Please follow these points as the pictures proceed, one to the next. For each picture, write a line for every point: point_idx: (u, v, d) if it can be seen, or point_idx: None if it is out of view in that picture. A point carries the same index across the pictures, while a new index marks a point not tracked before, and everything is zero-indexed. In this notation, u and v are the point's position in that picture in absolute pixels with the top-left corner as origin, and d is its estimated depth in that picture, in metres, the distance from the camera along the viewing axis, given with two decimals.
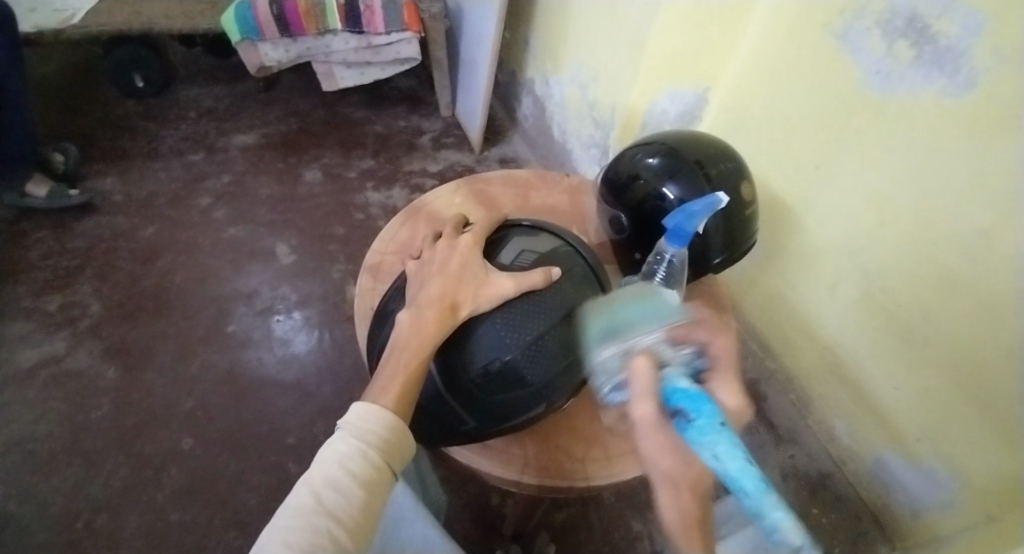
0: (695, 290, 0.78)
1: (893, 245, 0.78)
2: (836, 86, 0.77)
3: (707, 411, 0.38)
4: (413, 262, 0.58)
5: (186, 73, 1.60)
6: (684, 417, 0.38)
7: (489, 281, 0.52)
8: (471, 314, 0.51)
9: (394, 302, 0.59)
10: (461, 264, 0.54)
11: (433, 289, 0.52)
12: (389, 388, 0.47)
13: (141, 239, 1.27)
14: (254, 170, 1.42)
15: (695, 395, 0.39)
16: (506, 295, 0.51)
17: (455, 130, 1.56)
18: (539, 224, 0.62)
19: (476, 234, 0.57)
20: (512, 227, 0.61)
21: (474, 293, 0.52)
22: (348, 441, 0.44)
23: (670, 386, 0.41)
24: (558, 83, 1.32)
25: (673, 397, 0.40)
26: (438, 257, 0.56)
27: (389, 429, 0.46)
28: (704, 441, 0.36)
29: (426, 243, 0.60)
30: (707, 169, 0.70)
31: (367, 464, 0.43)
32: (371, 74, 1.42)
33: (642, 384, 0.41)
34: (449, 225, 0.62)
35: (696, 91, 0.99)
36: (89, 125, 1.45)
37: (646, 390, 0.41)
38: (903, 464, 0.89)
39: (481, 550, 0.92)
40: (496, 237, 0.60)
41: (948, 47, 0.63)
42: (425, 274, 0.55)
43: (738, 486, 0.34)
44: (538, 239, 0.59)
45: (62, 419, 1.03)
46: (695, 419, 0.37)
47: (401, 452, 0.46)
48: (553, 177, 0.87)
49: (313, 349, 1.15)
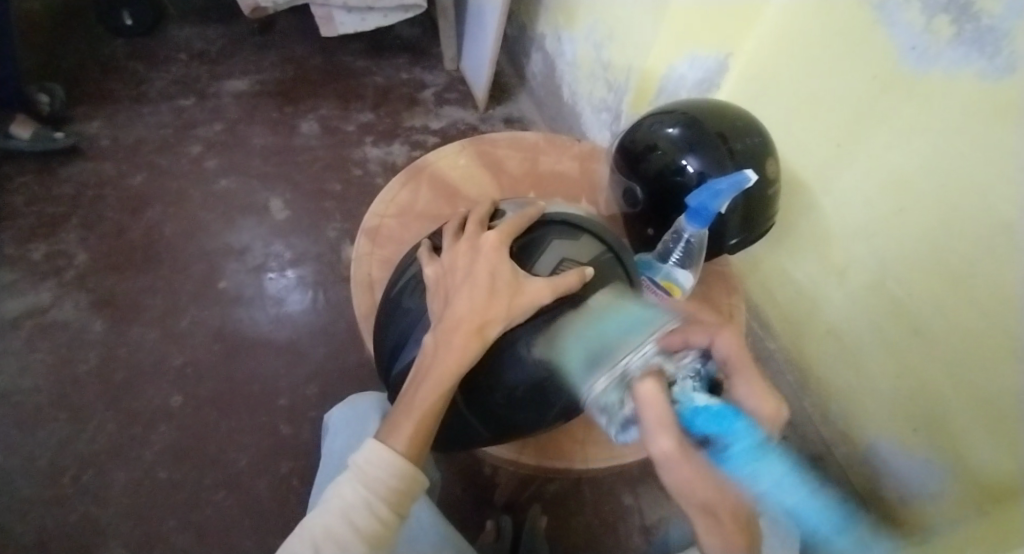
0: (708, 270, 0.74)
1: (909, 231, 0.75)
2: (868, 60, 0.72)
3: (740, 432, 0.42)
4: (431, 265, 0.51)
5: (177, 12, 1.50)
6: (718, 445, 0.42)
7: (523, 289, 0.47)
8: (503, 330, 0.47)
9: (411, 298, 0.54)
10: (489, 274, 0.47)
11: (461, 308, 0.46)
12: (401, 429, 0.45)
13: (129, 187, 1.22)
14: (248, 118, 1.35)
15: (722, 411, 0.42)
16: (543, 303, 0.46)
17: (459, 86, 1.48)
18: (577, 220, 0.54)
19: (501, 232, 0.50)
20: (546, 224, 0.54)
21: (505, 309, 0.46)
22: (354, 488, 0.43)
23: (687, 406, 0.42)
24: (571, 40, 1.25)
25: (697, 418, 0.42)
26: (463, 263, 0.49)
27: (400, 478, 0.44)
28: (748, 471, 0.42)
29: (447, 238, 0.54)
30: (730, 143, 0.66)
31: (373, 519, 0.42)
32: (373, 20, 1.34)
33: (659, 415, 0.41)
34: (473, 215, 0.55)
35: (717, 57, 0.92)
36: (74, 64, 1.37)
37: (662, 418, 0.40)
38: (896, 450, 0.89)
39: (471, 517, 0.93)
40: (529, 236, 0.53)
41: (990, 28, 0.57)
42: (449, 286, 0.49)
43: (772, 486, 0.44)
44: (578, 244, 0.52)
45: (48, 371, 1.00)
46: (732, 445, 0.42)
47: (410, 497, 0.45)
48: (562, 140, 0.82)
49: (307, 309, 1.12)
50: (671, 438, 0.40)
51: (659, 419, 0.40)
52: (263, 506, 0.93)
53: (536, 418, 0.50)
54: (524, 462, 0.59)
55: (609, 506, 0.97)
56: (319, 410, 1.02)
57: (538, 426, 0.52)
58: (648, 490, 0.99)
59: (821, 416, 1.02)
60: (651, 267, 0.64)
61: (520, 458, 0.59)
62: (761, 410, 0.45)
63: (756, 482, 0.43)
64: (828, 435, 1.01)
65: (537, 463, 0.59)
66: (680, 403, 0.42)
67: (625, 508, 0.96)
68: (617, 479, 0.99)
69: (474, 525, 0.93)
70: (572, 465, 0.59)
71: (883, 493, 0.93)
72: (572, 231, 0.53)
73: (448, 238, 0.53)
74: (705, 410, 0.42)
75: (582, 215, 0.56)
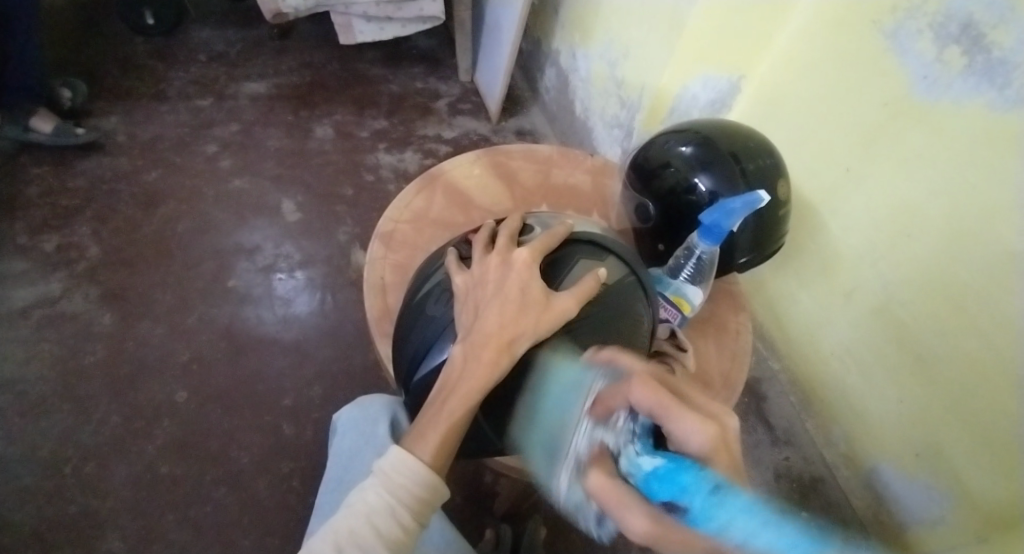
0: (716, 287, 0.75)
1: (916, 256, 0.76)
2: (879, 87, 0.73)
3: (692, 485, 0.32)
4: (461, 275, 0.52)
5: (198, 14, 1.53)
6: (682, 508, 0.33)
7: (552, 305, 0.48)
8: (530, 346, 0.48)
9: (434, 305, 0.54)
10: (520, 289, 0.48)
11: (491, 322, 0.47)
12: (428, 437, 0.45)
13: (143, 183, 1.23)
14: (263, 120, 1.37)
15: (670, 467, 0.34)
16: (570, 316, 0.48)
17: (473, 97, 1.50)
18: (603, 242, 0.56)
19: (533, 250, 0.51)
20: (574, 243, 0.55)
21: (534, 324, 0.47)
22: (378, 493, 0.44)
23: (640, 474, 0.35)
24: (586, 57, 1.27)
25: (651, 484, 0.34)
26: (493, 277, 0.50)
27: (423, 487, 0.44)
28: (720, 524, 0.30)
29: (477, 249, 0.54)
30: (743, 163, 0.67)
31: (396, 525, 0.43)
32: (391, 29, 1.36)
33: (616, 496, 0.34)
34: (505, 229, 0.56)
35: (730, 78, 0.93)
36: (95, 61, 1.39)
37: (623, 500, 0.34)
38: (898, 475, 0.88)
39: (470, 525, 0.93)
40: (557, 255, 0.54)
41: (1001, 60, 0.59)
42: (478, 299, 0.50)
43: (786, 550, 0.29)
44: (604, 265, 0.53)
45: (54, 362, 1.01)
46: (692, 504, 0.32)
47: (431, 507, 0.45)
48: (576, 155, 0.84)
49: (314, 310, 1.12)
50: (641, 514, 0.33)
51: (614, 502, 0.34)
52: (263, 504, 0.93)
53: None
54: (529, 471, 0.59)
55: None
56: (322, 411, 1.02)
57: None
58: None
59: (824, 439, 1.02)
60: (661, 282, 0.64)
61: (526, 466, 0.59)
62: (699, 441, 0.33)
63: (739, 538, 0.30)
64: (831, 458, 1.01)
65: None
66: (636, 474, 0.35)
67: None
68: None
69: (473, 533, 0.92)
70: None
71: (883, 518, 0.93)
72: (600, 254, 0.54)
73: (478, 249, 0.54)
74: (660, 475, 0.34)
75: (607, 236, 0.57)
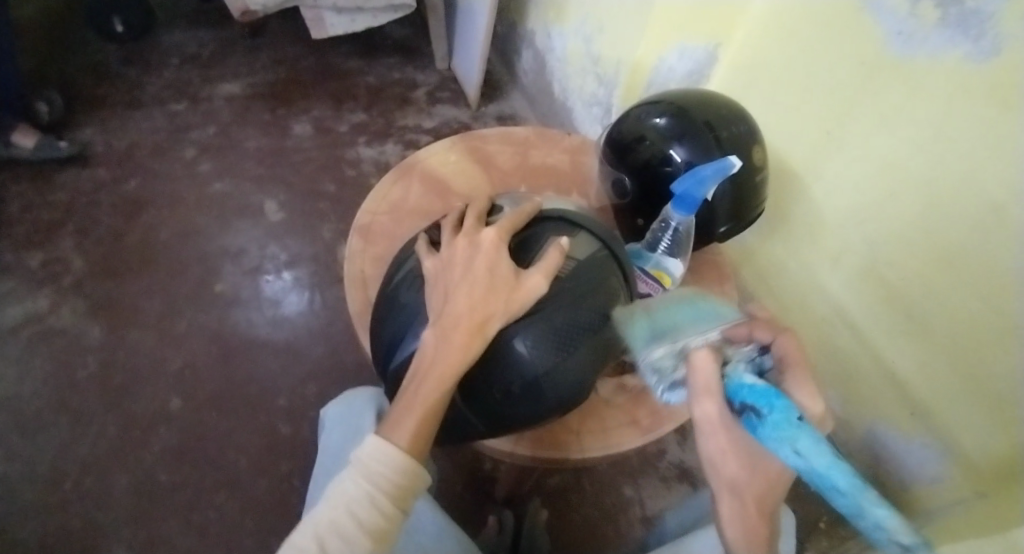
0: (699, 258, 0.75)
1: (901, 214, 0.76)
2: (856, 48, 0.72)
3: (781, 405, 0.34)
4: (431, 259, 0.51)
5: (167, 17, 1.50)
6: (755, 412, 0.35)
7: (522, 283, 0.47)
8: (504, 325, 0.47)
9: (408, 292, 0.54)
10: (489, 269, 0.47)
11: (460, 305, 0.46)
12: (403, 424, 0.45)
13: (123, 193, 1.22)
14: (241, 121, 1.36)
15: (767, 389, 0.35)
16: (541, 293, 0.47)
17: (452, 85, 1.49)
18: (574, 218, 0.55)
19: (501, 228, 0.50)
20: (544, 220, 0.54)
21: (504, 305, 0.46)
22: (357, 483, 0.43)
23: (733, 380, 0.38)
24: (561, 35, 1.25)
25: (737, 393, 0.37)
26: (460, 259, 0.49)
27: (402, 474, 0.44)
28: (789, 433, 0.32)
29: (445, 232, 0.53)
30: (717, 131, 0.66)
31: (376, 514, 0.42)
32: (363, 20, 1.34)
33: (704, 382, 0.39)
34: (473, 210, 0.55)
35: (706, 47, 0.92)
36: (66, 72, 1.37)
37: (709, 383, 0.39)
38: (898, 437, 0.89)
39: (472, 511, 0.94)
40: (528, 233, 0.53)
41: (974, 11, 0.57)
42: (447, 282, 0.49)
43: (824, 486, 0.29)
44: (575, 241, 0.53)
45: (47, 378, 1.01)
46: (768, 414, 0.34)
47: (413, 492, 0.45)
48: (553, 135, 0.83)
49: (304, 310, 1.12)
50: (714, 405, 0.39)
51: (702, 384, 0.39)
52: (264, 504, 0.93)
53: (531, 411, 0.51)
54: (519, 454, 0.59)
55: (608, 497, 0.97)
56: (318, 409, 1.02)
57: (534, 421, 0.53)
58: (647, 480, 0.99)
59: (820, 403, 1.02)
60: (641, 257, 0.65)
61: (516, 449, 0.60)
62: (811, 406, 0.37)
63: (796, 449, 0.31)
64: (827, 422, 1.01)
65: (534, 454, 0.60)
66: (729, 380, 0.39)
67: (625, 499, 0.97)
68: (617, 471, 1.00)
69: (476, 518, 0.93)
70: (568, 455, 0.60)
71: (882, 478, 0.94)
72: (571, 230, 0.54)
73: (447, 232, 0.53)
74: (750, 388, 0.36)
75: (580, 212, 0.57)
